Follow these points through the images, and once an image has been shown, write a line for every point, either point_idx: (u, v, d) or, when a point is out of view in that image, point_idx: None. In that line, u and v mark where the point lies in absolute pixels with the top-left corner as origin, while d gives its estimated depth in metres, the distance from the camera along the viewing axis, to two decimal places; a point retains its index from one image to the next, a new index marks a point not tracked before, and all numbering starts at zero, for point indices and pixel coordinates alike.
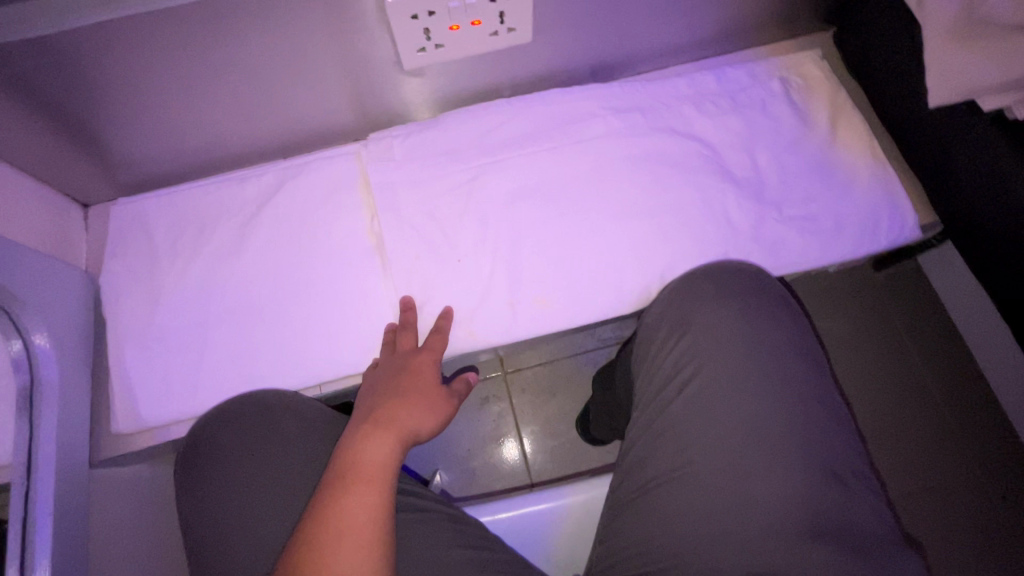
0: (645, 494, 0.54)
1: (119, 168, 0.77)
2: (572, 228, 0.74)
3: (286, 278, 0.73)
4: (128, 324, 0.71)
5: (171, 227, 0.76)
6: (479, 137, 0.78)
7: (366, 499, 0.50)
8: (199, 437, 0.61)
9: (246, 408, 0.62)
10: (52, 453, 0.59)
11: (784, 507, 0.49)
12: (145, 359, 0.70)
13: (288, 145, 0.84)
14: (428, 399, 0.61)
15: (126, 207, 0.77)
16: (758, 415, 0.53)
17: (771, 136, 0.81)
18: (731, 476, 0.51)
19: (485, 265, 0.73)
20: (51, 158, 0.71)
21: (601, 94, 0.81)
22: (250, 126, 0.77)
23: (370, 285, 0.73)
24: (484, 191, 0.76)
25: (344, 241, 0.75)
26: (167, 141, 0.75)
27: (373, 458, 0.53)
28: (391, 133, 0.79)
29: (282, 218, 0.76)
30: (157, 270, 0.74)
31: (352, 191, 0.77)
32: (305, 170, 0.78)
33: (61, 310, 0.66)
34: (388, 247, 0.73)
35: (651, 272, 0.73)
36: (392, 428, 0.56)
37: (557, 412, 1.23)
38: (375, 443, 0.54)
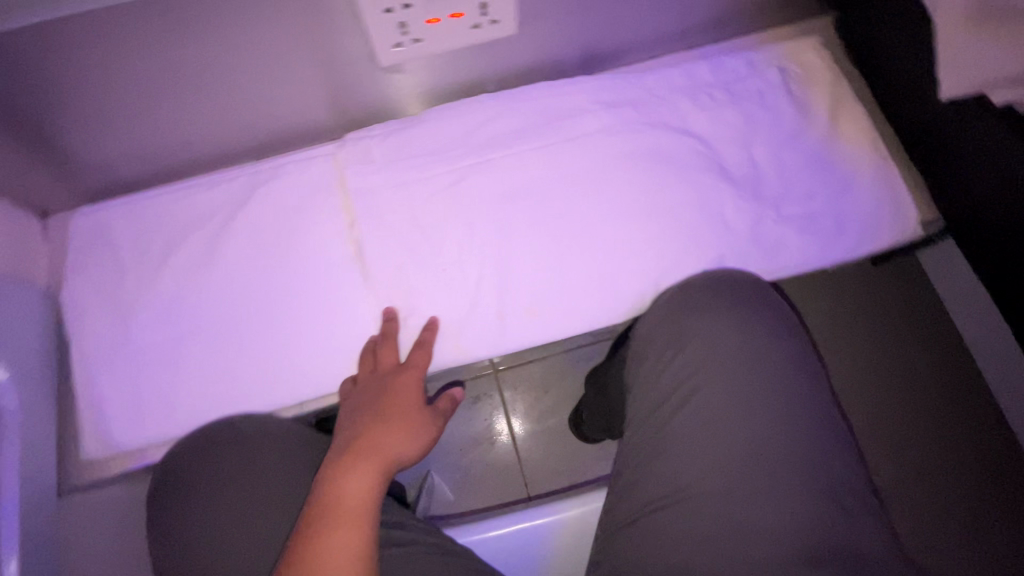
0: (639, 519, 0.52)
1: (76, 174, 0.72)
2: (563, 233, 0.71)
3: (262, 291, 0.69)
4: (94, 344, 0.67)
5: (136, 238, 0.71)
6: (463, 136, 0.74)
7: (349, 534, 0.48)
8: (172, 466, 0.58)
9: (221, 435, 0.59)
10: (15, 488, 0.56)
11: (783, 533, 0.47)
12: (113, 381, 0.66)
13: (260, 146, 0.79)
14: (412, 421, 0.59)
15: (86, 218, 0.72)
16: (756, 436, 0.51)
17: (770, 130, 0.77)
18: (727, 501, 0.49)
19: (472, 274, 0.70)
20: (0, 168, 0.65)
21: (592, 88, 0.76)
22: (218, 127, 0.72)
23: (350, 296, 0.69)
24: (470, 195, 0.71)
25: (322, 250, 0.71)
26: (128, 146, 0.70)
27: (356, 489, 0.51)
28: (368, 133, 0.74)
29: (256, 226, 0.71)
30: (123, 285, 0.69)
31: (329, 196, 0.72)
32: (279, 174, 0.73)
33: (19, 333, 0.62)
34: (369, 257, 0.69)
35: (646, 279, 0.70)
36: (374, 456, 0.54)
37: (549, 410, 1.21)
38: (356, 473, 0.52)
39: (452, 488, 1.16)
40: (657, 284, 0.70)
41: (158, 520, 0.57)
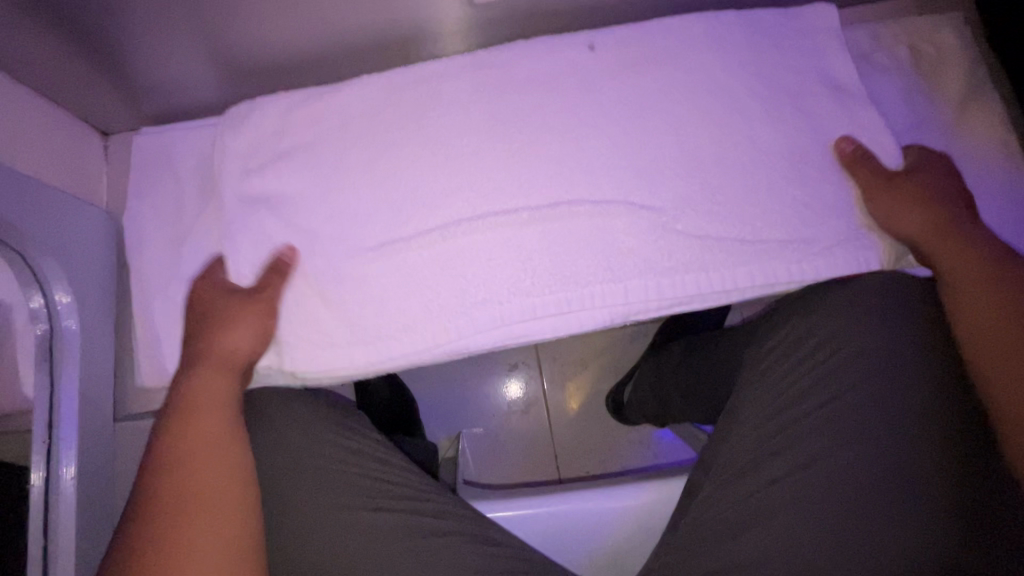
0: (758, 469, 0.55)
1: (144, 98, 0.66)
2: (671, 210, 0.59)
3: (306, 240, 0.60)
4: (155, 275, 0.65)
5: (198, 163, 0.67)
6: (559, 78, 0.62)
7: (220, 501, 0.51)
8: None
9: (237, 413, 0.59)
10: (75, 416, 0.57)
11: (874, 347, 0.55)
12: (168, 311, 0.64)
13: (317, 62, 0.65)
14: (236, 319, 0.56)
15: (148, 139, 0.68)
16: (868, 436, 0.52)
17: (907, 129, 0.68)
18: (803, 340, 0.58)
19: (544, 248, 0.58)
20: (49, 79, 0.59)
21: (729, 34, 0.63)
22: (293, 65, 0.65)
23: (398, 255, 0.58)
24: (571, 152, 0.60)
25: (374, 198, 0.59)
26: (189, 70, 0.63)
27: (203, 393, 0.54)
28: (433, 70, 0.62)
29: (304, 159, 0.61)
30: (183, 212, 0.66)
31: (387, 133, 0.61)
32: (331, 99, 0.62)
33: (85, 255, 0.61)
34: (419, 209, 0.59)
35: (760, 273, 0.58)
36: (212, 369, 0.55)
37: (587, 385, 1.16)
38: (186, 425, 0.52)
39: (481, 453, 1.14)
40: (776, 283, 0.59)
41: None
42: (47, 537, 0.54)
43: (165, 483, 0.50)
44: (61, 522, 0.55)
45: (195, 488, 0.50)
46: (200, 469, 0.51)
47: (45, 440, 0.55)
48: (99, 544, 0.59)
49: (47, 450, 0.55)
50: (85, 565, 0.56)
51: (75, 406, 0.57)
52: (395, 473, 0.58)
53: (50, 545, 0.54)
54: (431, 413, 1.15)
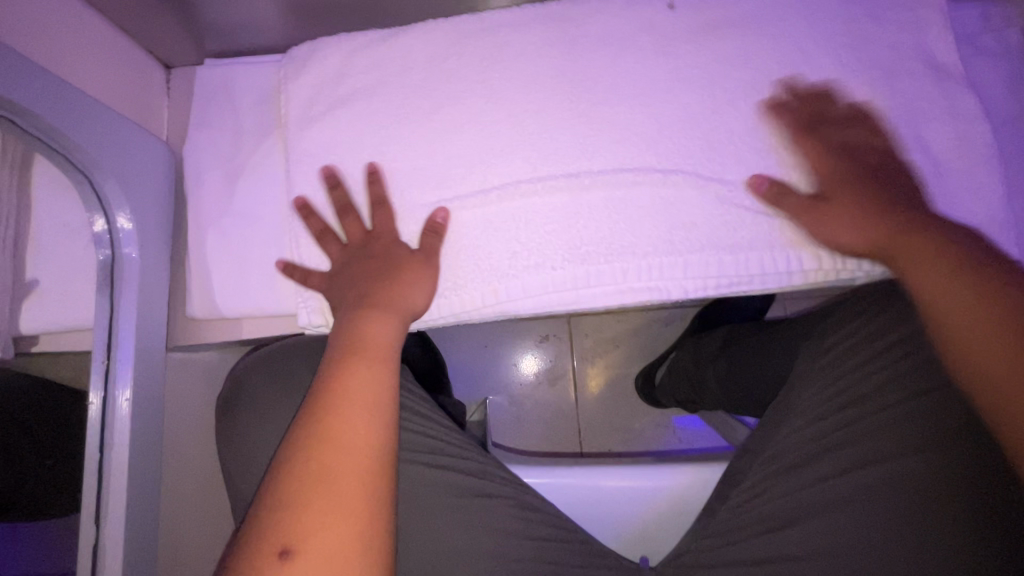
0: (807, 465, 0.53)
1: (208, 32, 0.65)
2: (742, 186, 0.56)
3: (365, 187, 0.59)
4: (209, 209, 0.65)
5: (256, 102, 0.66)
6: (635, 38, 0.59)
7: (350, 419, 0.46)
8: (245, 380, 0.62)
9: (293, 356, 0.62)
10: (131, 341, 0.59)
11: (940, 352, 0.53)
12: (222, 246, 0.64)
13: (382, 3, 0.63)
14: (419, 273, 0.55)
15: (210, 73, 0.67)
16: (934, 444, 0.50)
17: (1004, 121, 0.63)
18: (869, 340, 0.56)
19: (605, 217, 0.56)
20: (118, 1, 0.58)
21: (823, 2, 0.59)
22: (360, 8, 0.64)
23: (453, 214, 0.57)
24: (641, 117, 0.57)
25: (432, 149, 0.58)
26: (255, 4, 0.61)
27: (379, 337, 0.52)
28: (502, 21, 0.60)
29: (364, 106, 0.60)
30: (240, 149, 0.66)
31: (450, 84, 0.59)
32: (394, 44, 0.60)
33: (146, 185, 0.61)
34: (477, 167, 0.57)
35: (829, 260, 0.55)
36: (389, 314, 0.54)
37: (617, 364, 1.15)
38: (360, 370, 0.49)
39: (506, 420, 1.14)
40: (844, 271, 0.56)
41: (241, 399, 0.61)
42: (102, 455, 0.56)
43: (341, 415, 0.46)
44: (116, 437, 0.57)
45: (332, 420, 0.46)
46: (346, 392, 0.48)
47: (104, 362, 0.57)
48: (149, 467, 0.60)
49: (106, 361, 0.57)
50: (135, 482, 0.58)
51: (132, 331, 0.59)
52: (440, 432, 0.58)
53: (106, 453, 0.56)
54: (460, 377, 1.16)
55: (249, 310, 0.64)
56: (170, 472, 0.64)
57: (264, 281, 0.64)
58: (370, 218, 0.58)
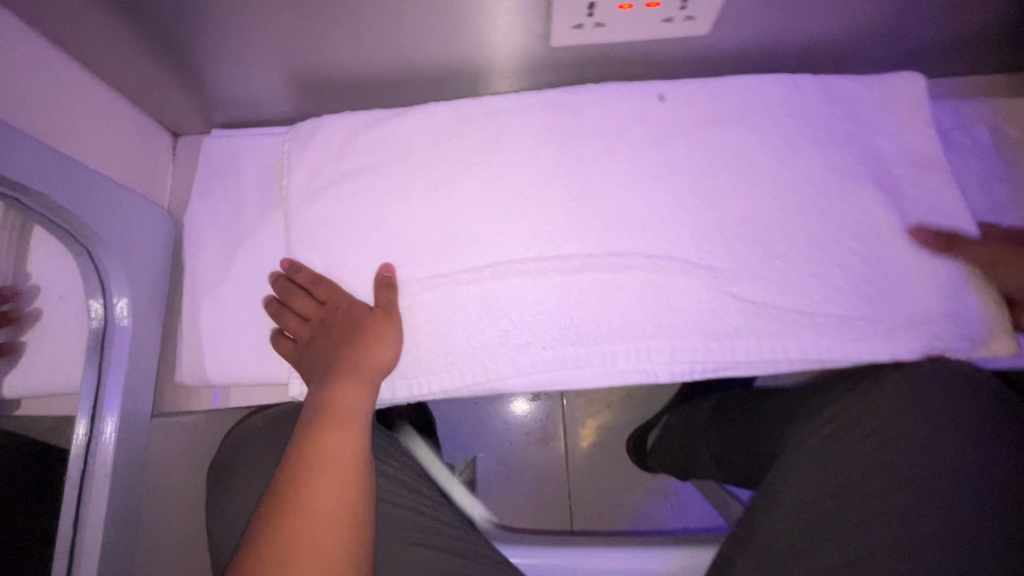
0: (800, 555, 0.52)
1: (218, 105, 0.68)
2: (729, 272, 0.57)
3: (361, 261, 0.60)
4: (207, 275, 0.66)
5: (261, 171, 0.68)
6: (628, 125, 0.61)
7: (329, 497, 0.48)
8: (238, 449, 0.60)
9: (285, 425, 0.60)
10: (116, 411, 0.59)
11: (920, 442, 0.54)
12: (217, 312, 0.65)
13: (386, 83, 0.66)
14: (381, 334, 0.56)
15: (217, 142, 0.70)
16: (926, 536, 0.50)
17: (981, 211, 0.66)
18: (851, 423, 0.57)
19: (595, 299, 0.57)
20: (131, 76, 0.61)
21: (806, 96, 0.62)
22: (366, 87, 0.67)
23: (448, 291, 0.58)
24: (634, 201, 0.59)
25: (429, 226, 0.60)
26: (264, 81, 0.64)
27: (350, 403, 0.53)
28: (501, 107, 0.63)
29: (364, 182, 0.62)
30: (242, 217, 0.67)
31: (450, 164, 0.61)
32: (397, 124, 0.63)
33: (145, 253, 0.63)
34: (472, 245, 0.59)
35: (814, 351, 0.56)
36: (358, 378, 0.54)
37: (610, 424, 1.13)
38: (331, 432, 0.51)
39: (496, 480, 1.12)
40: (829, 360, 0.56)
41: (224, 473, 0.60)
42: (76, 533, 0.56)
43: (320, 496, 0.47)
44: (91, 513, 0.57)
45: (310, 497, 0.47)
46: (324, 469, 0.49)
47: (85, 434, 0.57)
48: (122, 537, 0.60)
49: (86, 440, 0.57)
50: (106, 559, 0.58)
51: (117, 403, 0.59)
52: (434, 510, 0.58)
53: (79, 534, 0.56)
54: (451, 435, 1.14)
55: (239, 377, 0.64)
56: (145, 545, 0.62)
57: (257, 348, 0.64)
58: (335, 287, 0.60)
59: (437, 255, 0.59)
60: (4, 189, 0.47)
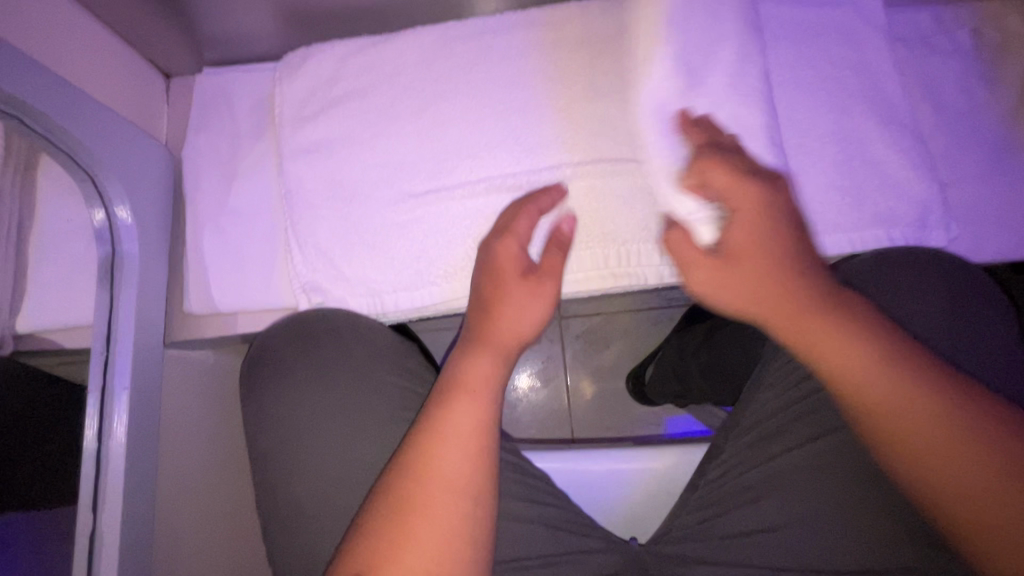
0: (779, 436, 0.55)
1: (206, 41, 0.69)
2: None
3: (358, 183, 0.62)
4: (208, 209, 0.67)
5: (254, 106, 0.69)
6: (616, 37, 0.62)
7: (459, 460, 0.43)
8: (263, 348, 0.61)
9: (295, 334, 0.61)
10: (131, 335, 0.60)
11: (929, 333, 0.55)
12: (221, 243, 0.66)
13: (374, 10, 0.66)
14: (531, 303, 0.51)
15: (210, 80, 0.71)
16: None
17: (961, 113, 0.67)
18: None
19: (587, 205, 0.60)
20: (120, 11, 0.62)
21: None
22: (354, 15, 0.67)
23: (442, 205, 0.60)
24: (623, 111, 0.60)
25: (421, 145, 0.61)
26: (251, 13, 0.64)
27: (476, 377, 0.47)
28: (487, 27, 0.63)
29: (358, 106, 0.63)
30: (238, 151, 0.68)
31: (440, 83, 0.62)
32: (385, 49, 0.64)
33: (145, 184, 0.64)
34: (464, 160, 0.60)
35: None
36: (490, 350, 0.49)
37: (609, 364, 1.16)
38: (478, 360, 0.48)
39: (499, 421, 1.15)
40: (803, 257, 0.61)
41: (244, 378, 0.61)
42: (102, 446, 0.57)
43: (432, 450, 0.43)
44: (115, 427, 0.58)
45: (420, 469, 0.42)
46: (441, 441, 0.43)
47: (104, 351, 0.58)
48: (148, 455, 0.61)
49: (105, 358, 0.58)
50: (134, 475, 0.59)
51: (132, 325, 0.61)
52: None
53: (104, 444, 0.57)
54: None
55: (246, 304, 0.67)
56: (170, 462, 0.65)
57: (261, 275, 0.66)
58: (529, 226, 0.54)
59: (433, 172, 0.61)
60: (8, 110, 0.48)
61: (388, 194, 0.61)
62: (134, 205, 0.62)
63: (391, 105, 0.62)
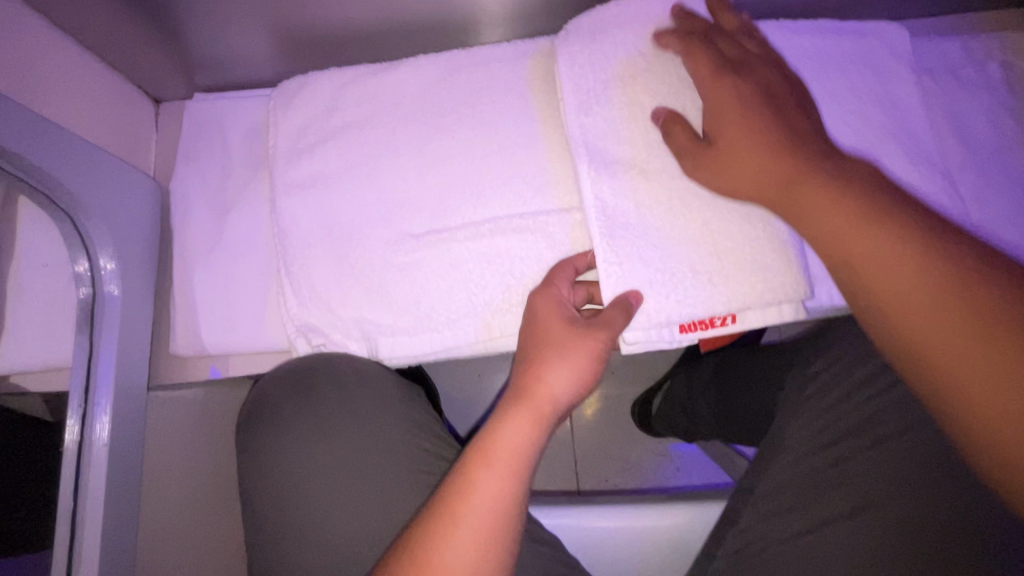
0: (809, 504, 0.51)
1: (198, 67, 0.65)
2: None
3: (355, 220, 0.58)
4: (196, 245, 0.64)
5: (247, 134, 0.66)
6: None
7: (471, 543, 0.38)
8: (261, 396, 0.58)
9: (298, 381, 0.57)
10: (111, 383, 0.57)
11: None
12: (210, 281, 0.63)
13: (376, 36, 0.63)
14: (575, 358, 0.48)
15: (201, 106, 0.67)
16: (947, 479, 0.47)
17: (991, 149, 0.64)
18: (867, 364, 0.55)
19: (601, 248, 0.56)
20: (106, 37, 0.58)
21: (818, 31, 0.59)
22: (354, 41, 0.64)
23: (446, 247, 0.57)
24: None
25: (423, 181, 0.58)
26: (245, 39, 0.61)
27: (507, 445, 0.43)
28: (493, 56, 0.60)
29: (356, 139, 0.59)
30: (229, 182, 0.65)
31: (443, 115, 0.59)
32: (386, 78, 0.60)
33: (130, 221, 0.60)
34: (469, 199, 0.57)
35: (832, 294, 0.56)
36: (525, 414, 0.45)
37: (615, 392, 1.12)
38: (508, 429, 0.44)
39: None
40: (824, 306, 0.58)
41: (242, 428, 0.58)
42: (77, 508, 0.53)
43: (440, 529, 0.39)
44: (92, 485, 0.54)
45: (422, 550, 0.38)
46: (457, 516, 0.39)
47: (81, 405, 0.55)
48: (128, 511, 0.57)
49: (84, 406, 0.55)
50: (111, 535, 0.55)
51: (112, 369, 0.57)
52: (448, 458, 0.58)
53: (80, 506, 0.54)
54: None
55: (236, 345, 0.63)
56: (153, 515, 0.61)
57: (252, 314, 0.62)
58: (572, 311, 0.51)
59: (436, 211, 0.57)
60: None
61: (387, 234, 0.57)
62: (118, 245, 0.58)
63: (392, 137, 0.59)
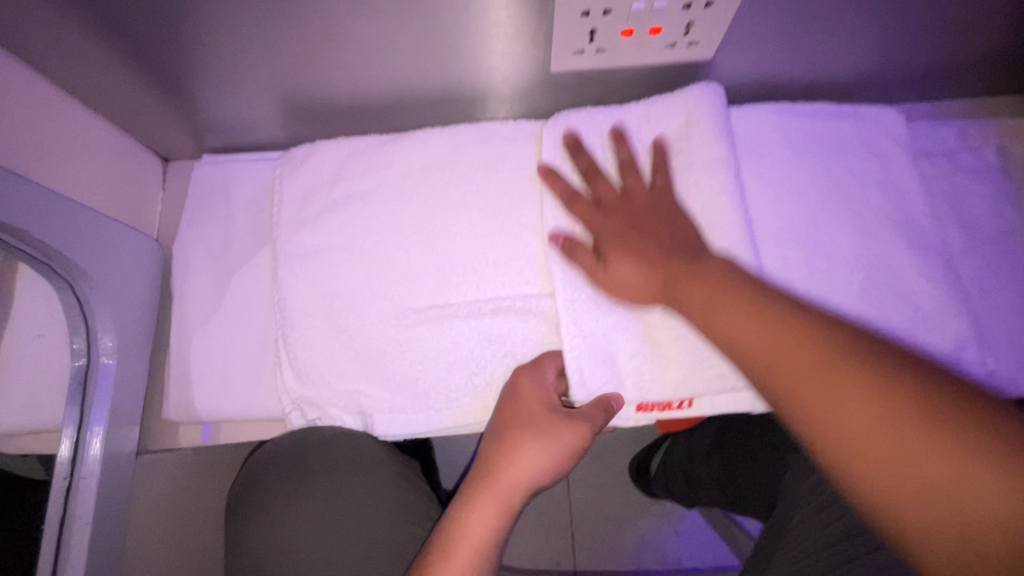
0: None
1: (208, 130, 0.66)
2: None
3: (355, 291, 0.58)
4: (195, 307, 0.63)
5: (252, 197, 0.66)
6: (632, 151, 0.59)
7: None
8: (253, 480, 0.62)
9: (294, 466, 0.61)
10: (100, 450, 0.56)
11: None
12: (206, 344, 0.62)
13: (384, 108, 0.64)
14: (551, 444, 0.49)
15: (208, 168, 0.68)
16: None
17: (990, 234, 0.65)
18: None
19: None
20: (118, 103, 0.59)
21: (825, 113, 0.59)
22: (363, 111, 0.65)
23: (445, 324, 0.56)
24: None
25: (425, 256, 0.58)
26: (255, 107, 0.62)
27: (473, 533, 0.46)
28: (499, 132, 0.61)
29: (359, 210, 0.60)
30: (231, 245, 0.65)
31: (448, 189, 0.59)
32: (392, 150, 0.61)
33: (131, 283, 0.60)
34: (470, 275, 0.57)
35: None
36: (489, 500, 0.48)
37: (612, 449, 1.10)
38: (474, 515, 0.47)
39: None
40: None
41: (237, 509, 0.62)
42: None
43: None
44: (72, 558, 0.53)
45: None
46: None
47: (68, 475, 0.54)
48: None
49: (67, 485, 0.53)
50: None
51: (100, 438, 0.56)
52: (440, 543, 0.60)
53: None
54: None
55: (228, 411, 0.62)
56: None
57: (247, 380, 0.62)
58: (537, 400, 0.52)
59: (438, 286, 0.57)
60: None
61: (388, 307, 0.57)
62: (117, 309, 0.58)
63: (396, 209, 0.59)
